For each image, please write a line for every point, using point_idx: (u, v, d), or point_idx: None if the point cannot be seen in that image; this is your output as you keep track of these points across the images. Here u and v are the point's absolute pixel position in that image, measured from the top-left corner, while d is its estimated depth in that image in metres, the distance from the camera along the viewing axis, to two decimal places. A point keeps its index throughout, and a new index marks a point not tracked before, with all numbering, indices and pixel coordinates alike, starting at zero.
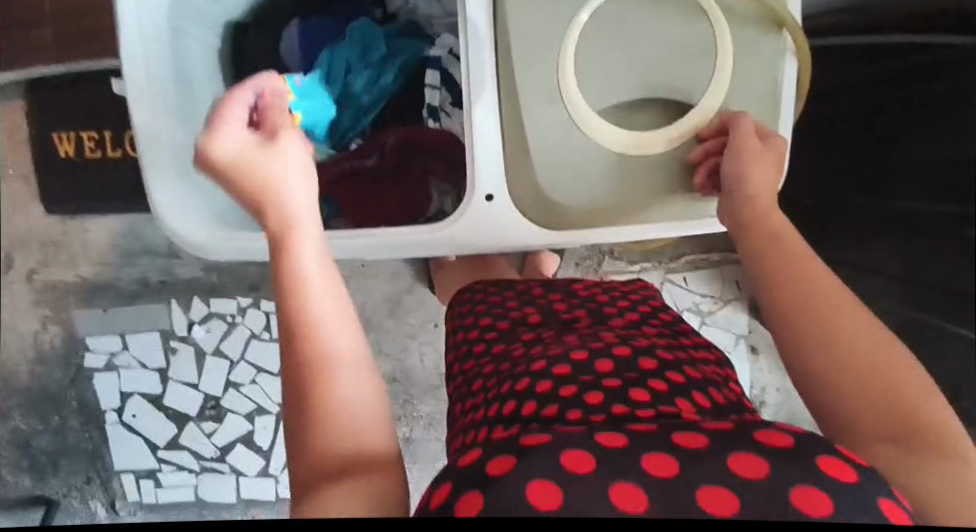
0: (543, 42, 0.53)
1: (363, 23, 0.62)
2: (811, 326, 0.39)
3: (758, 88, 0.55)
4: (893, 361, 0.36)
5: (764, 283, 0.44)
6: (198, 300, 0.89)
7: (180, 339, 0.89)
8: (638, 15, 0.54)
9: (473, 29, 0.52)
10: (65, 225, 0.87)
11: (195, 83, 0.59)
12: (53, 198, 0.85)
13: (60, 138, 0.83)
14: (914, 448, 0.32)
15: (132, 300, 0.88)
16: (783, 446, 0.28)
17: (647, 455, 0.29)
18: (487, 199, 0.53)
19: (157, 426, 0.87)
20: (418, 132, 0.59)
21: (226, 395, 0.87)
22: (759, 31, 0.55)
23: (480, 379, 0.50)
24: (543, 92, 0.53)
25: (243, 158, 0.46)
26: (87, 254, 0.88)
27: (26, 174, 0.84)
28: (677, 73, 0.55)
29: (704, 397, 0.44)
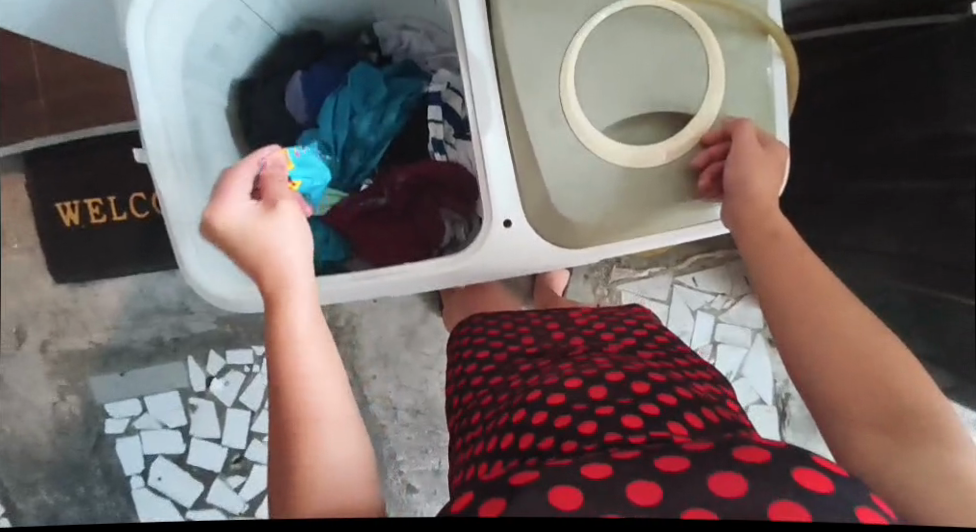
0: (541, 72, 0.53)
1: (361, 68, 0.61)
2: (818, 332, 0.37)
3: (754, 92, 0.54)
4: (894, 358, 0.36)
5: (764, 285, 0.42)
6: (215, 354, 0.87)
7: (198, 396, 0.87)
8: (624, 35, 0.54)
9: (475, 63, 0.49)
10: (76, 292, 0.87)
11: (211, 136, 0.57)
12: (61, 269, 0.85)
13: (64, 208, 0.82)
14: (911, 443, 0.32)
15: (148, 361, 0.87)
16: (760, 461, 0.28)
17: (631, 483, 0.28)
18: (505, 226, 0.51)
19: (182, 485, 0.85)
20: (427, 167, 0.58)
21: (250, 447, 0.86)
22: (745, 39, 0.54)
23: (478, 412, 0.53)
24: (547, 113, 0.53)
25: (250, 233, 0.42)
26: (99, 318, 0.87)
27: (33, 246, 0.86)
28: (672, 84, 0.54)
29: (696, 418, 0.44)
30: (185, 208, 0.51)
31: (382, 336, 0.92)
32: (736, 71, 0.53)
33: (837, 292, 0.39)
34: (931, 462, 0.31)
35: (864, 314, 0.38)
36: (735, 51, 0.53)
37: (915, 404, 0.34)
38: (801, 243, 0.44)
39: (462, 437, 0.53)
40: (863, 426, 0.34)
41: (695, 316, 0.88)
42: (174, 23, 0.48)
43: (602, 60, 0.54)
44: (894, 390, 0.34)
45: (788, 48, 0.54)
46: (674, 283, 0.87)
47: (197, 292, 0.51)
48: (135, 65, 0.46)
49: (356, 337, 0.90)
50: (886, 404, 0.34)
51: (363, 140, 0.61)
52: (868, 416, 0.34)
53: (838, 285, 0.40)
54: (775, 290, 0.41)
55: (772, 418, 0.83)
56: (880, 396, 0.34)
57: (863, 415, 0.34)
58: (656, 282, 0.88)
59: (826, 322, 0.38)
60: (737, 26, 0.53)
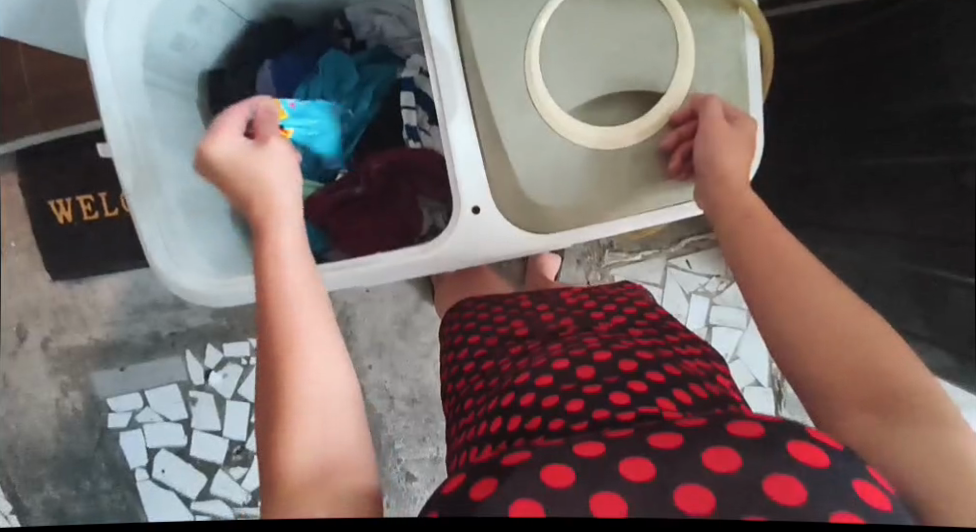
0: (505, 55, 0.52)
1: (332, 55, 0.61)
2: (801, 308, 0.36)
3: (724, 69, 0.52)
4: (877, 329, 0.34)
5: (736, 265, 0.42)
6: (212, 347, 0.88)
7: (198, 389, 0.88)
8: (591, 14, 0.52)
9: (440, 51, 0.49)
10: (74, 290, 0.88)
11: (183, 132, 0.58)
12: (58, 267, 0.85)
13: (58, 206, 0.82)
14: (903, 421, 0.30)
15: (147, 356, 0.88)
16: (752, 436, 0.27)
17: (624, 462, 0.28)
18: (474, 212, 0.50)
19: (188, 478, 0.87)
20: (402, 154, 0.58)
21: (251, 438, 0.87)
22: (715, 14, 0.52)
23: (470, 398, 0.53)
24: (514, 96, 0.52)
25: (241, 162, 0.43)
26: (97, 314, 0.88)
27: (29, 246, 0.86)
28: (640, 65, 0.53)
29: (685, 394, 0.43)
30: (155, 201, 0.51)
31: (377, 326, 0.92)
32: (706, 48, 0.52)
33: (815, 271, 0.38)
34: (933, 435, 0.29)
35: (847, 292, 0.37)
36: (705, 26, 0.52)
37: (902, 377, 0.32)
38: (772, 217, 0.44)
39: (456, 421, 0.53)
40: (858, 401, 0.32)
41: (689, 298, 0.87)
42: (133, 16, 0.48)
43: (569, 41, 0.53)
44: (878, 363, 0.33)
45: (762, 26, 0.52)
46: (668, 266, 0.86)
47: (167, 286, 0.51)
48: (95, 58, 0.46)
49: (350, 328, 0.91)
50: (871, 379, 0.32)
51: (336, 128, 0.60)
52: (858, 391, 0.32)
53: (813, 258, 0.39)
54: (748, 269, 0.40)
55: (769, 399, 0.84)
56: (868, 370, 0.32)
57: (845, 392, 0.32)
58: (650, 266, 0.87)
59: (804, 299, 0.36)
60: (708, 3, 0.52)
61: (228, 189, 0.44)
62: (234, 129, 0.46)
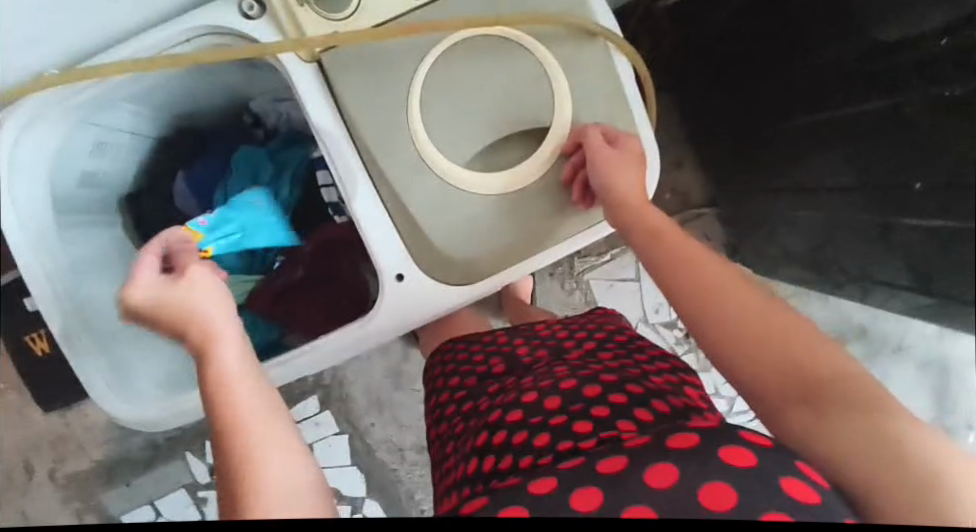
0: (387, 124, 0.52)
1: (243, 152, 0.62)
2: (710, 318, 0.37)
3: (600, 92, 0.54)
4: (784, 321, 0.35)
5: (657, 277, 0.43)
6: (211, 443, 0.88)
7: (206, 487, 0.88)
8: (459, 67, 0.53)
9: (325, 133, 0.51)
10: (66, 416, 0.88)
11: (110, 262, 0.60)
12: (44, 397, 0.84)
13: (32, 338, 0.82)
14: (828, 408, 0.30)
15: (149, 467, 0.88)
16: (687, 447, 0.28)
17: (575, 494, 0.27)
18: (397, 278, 0.52)
19: None
20: (328, 232, 0.59)
21: None
22: (575, 45, 0.53)
23: (450, 450, 0.51)
24: (406, 162, 0.53)
25: (162, 299, 0.44)
26: (93, 437, 0.89)
27: (16, 383, 0.87)
28: (521, 107, 0.54)
29: (646, 410, 0.40)
30: (84, 338, 0.54)
31: (370, 382, 0.91)
32: (577, 78, 0.53)
33: (719, 277, 0.39)
34: (867, 421, 0.29)
35: (750, 289, 0.38)
36: (569, 57, 0.53)
37: (829, 366, 0.32)
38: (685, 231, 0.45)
39: (442, 475, 0.51)
40: (791, 399, 0.32)
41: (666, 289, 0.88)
42: (31, 167, 0.50)
43: (444, 98, 0.53)
44: (796, 361, 0.33)
45: (625, 47, 0.53)
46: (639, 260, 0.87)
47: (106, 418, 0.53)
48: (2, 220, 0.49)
49: (345, 391, 0.91)
50: (793, 373, 0.32)
51: None
52: (788, 392, 0.32)
53: (714, 261, 0.41)
54: (666, 281, 0.41)
55: None
56: (787, 367, 0.33)
57: (779, 391, 0.32)
58: (621, 263, 0.87)
59: (714, 306, 0.37)
60: (564, 35, 0.53)
61: (153, 323, 0.45)
62: (151, 267, 0.46)
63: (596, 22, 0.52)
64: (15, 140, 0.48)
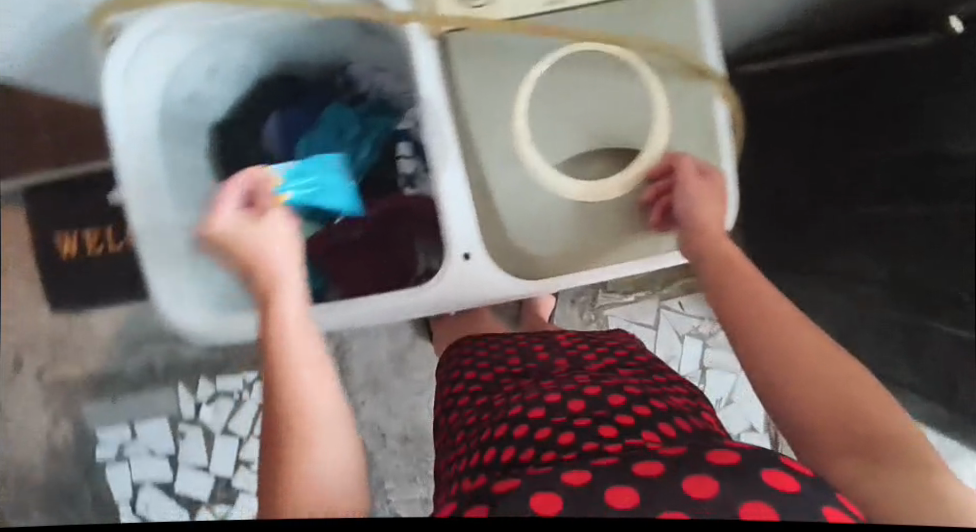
0: (501, 107, 0.61)
1: (332, 109, 0.68)
2: (776, 357, 0.45)
3: (692, 131, 0.61)
4: (835, 372, 0.43)
5: (732, 313, 0.51)
6: (205, 380, 0.90)
7: (188, 423, 0.90)
8: (577, 84, 0.63)
9: (432, 107, 0.57)
10: (72, 321, 0.89)
11: (194, 182, 0.64)
12: (56, 296, 0.87)
13: (62, 238, 0.84)
14: (883, 456, 0.37)
15: (139, 388, 0.91)
16: (727, 463, 0.34)
17: (609, 489, 0.34)
18: (464, 257, 0.55)
19: (166, 515, 0.83)
20: (399, 201, 0.63)
21: (238, 474, 0.86)
22: (682, 82, 0.61)
23: (461, 433, 0.53)
24: (503, 149, 0.61)
25: (240, 237, 0.54)
26: (94, 346, 0.90)
27: (30, 275, 0.88)
28: (616, 128, 0.64)
29: (669, 426, 0.44)
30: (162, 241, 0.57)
31: (371, 362, 0.91)
32: (677, 110, 0.61)
33: (791, 330, 0.46)
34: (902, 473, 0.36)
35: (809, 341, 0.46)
36: (676, 93, 0.61)
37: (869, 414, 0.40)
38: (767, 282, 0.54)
39: (448, 457, 0.53)
40: (833, 442, 0.38)
41: (683, 341, 0.88)
42: (145, 78, 0.57)
43: (558, 106, 0.63)
44: (860, 410, 0.40)
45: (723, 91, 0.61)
46: (660, 308, 0.89)
47: (168, 319, 0.55)
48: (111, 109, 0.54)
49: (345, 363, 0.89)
50: (834, 412, 0.40)
51: None
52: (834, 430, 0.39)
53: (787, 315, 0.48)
54: (735, 314, 0.50)
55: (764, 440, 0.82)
56: (837, 412, 0.40)
57: (831, 435, 0.39)
58: (643, 306, 0.89)
59: (787, 353, 0.44)
60: (676, 73, 0.61)
61: (225, 253, 0.55)
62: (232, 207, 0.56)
63: (705, 65, 0.60)
64: (128, 64, 0.54)
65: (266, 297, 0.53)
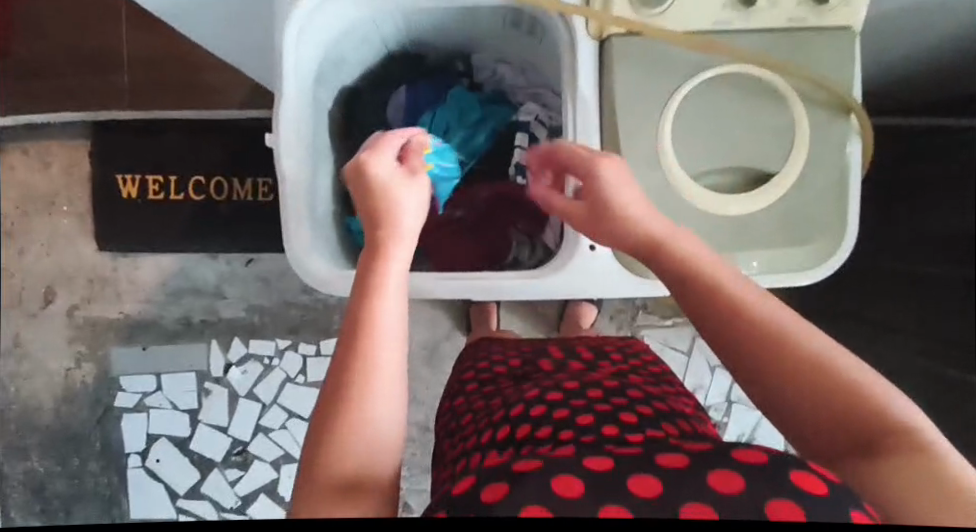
0: (637, 112, 0.54)
1: (458, 90, 0.68)
2: (748, 366, 0.34)
3: (830, 163, 0.53)
4: (818, 357, 0.32)
5: (682, 298, 0.39)
6: (238, 341, 0.91)
7: (214, 381, 0.90)
8: (713, 92, 0.54)
9: (579, 100, 0.54)
10: (117, 262, 0.89)
11: (321, 140, 0.61)
12: (107, 234, 0.88)
13: (125, 180, 0.86)
14: (877, 459, 0.28)
15: (173, 339, 0.90)
16: (755, 461, 0.29)
17: (630, 477, 0.29)
18: (590, 249, 0.55)
19: (180, 473, 0.89)
20: (506, 188, 0.67)
21: (254, 440, 0.90)
22: (829, 114, 0.53)
23: (466, 414, 0.58)
24: (641, 154, 0.54)
25: (389, 185, 0.45)
26: (134, 290, 0.90)
27: (80, 211, 0.88)
28: (754, 149, 0.54)
29: (672, 426, 0.51)
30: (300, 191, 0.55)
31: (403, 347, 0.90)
32: (819, 139, 0.53)
33: (751, 307, 0.35)
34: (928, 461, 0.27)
35: (771, 321, 0.34)
36: (818, 123, 0.53)
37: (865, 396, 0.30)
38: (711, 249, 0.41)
39: (451, 435, 0.57)
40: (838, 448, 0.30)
41: (712, 374, 0.90)
42: (317, 31, 0.54)
43: (694, 113, 0.54)
44: (839, 406, 0.30)
45: (868, 130, 0.54)
46: (696, 337, 0.90)
47: (294, 264, 0.52)
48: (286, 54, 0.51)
49: None
50: (836, 415, 0.30)
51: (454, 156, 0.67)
52: (827, 444, 0.31)
53: (731, 292, 0.37)
54: (692, 295, 0.38)
55: None
56: (831, 421, 0.30)
57: (827, 441, 0.31)
58: (679, 333, 0.90)
59: (747, 359, 0.34)
60: (822, 100, 0.53)
61: (364, 200, 0.45)
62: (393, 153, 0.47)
63: (853, 99, 0.53)
64: (312, 11, 0.52)
65: (375, 253, 0.41)
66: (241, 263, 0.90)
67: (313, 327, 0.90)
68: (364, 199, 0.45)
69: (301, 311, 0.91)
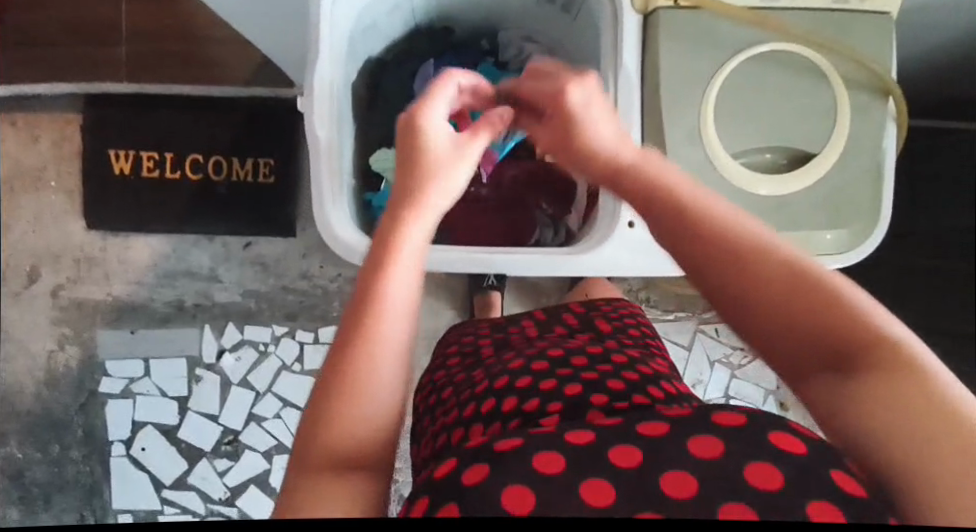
0: (689, 86, 0.62)
1: (487, 66, 0.73)
2: (740, 301, 0.33)
3: (868, 152, 0.63)
4: (806, 279, 0.31)
5: (660, 230, 0.38)
6: (232, 326, 0.87)
7: (206, 368, 0.86)
8: (763, 71, 0.63)
9: (628, 73, 0.62)
10: (105, 242, 0.86)
11: (346, 108, 0.65)
12: (97, 213, 0.85)
13: (118, 155, 0.84)
14: (867, 382, 0.28)
15: (163, 324, 0.86)
16: (800, 450, 0.29)
17: (613, 448, 0.31)
18: (629, 226, 0.61)
19: (168, 463, 0.80)
20: (536, 168, 0.71)
21: (247, 429, 0.81)
22: (870, 96, 0.62)
23: (448, 387, 0.58)
24: (687, 128, 0.62)
25: (421, 134, 0.45)
26: (124, 271, 0.87)
27: (69, 188, 0.85)
28: (795, 130, 0.63)
29: (658, 390, 0.51)
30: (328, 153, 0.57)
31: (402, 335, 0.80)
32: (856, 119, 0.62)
33: (735, 232, 0.34)
34: (906, 384, 0.27)
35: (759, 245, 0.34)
36: (859, 106, 0.62)
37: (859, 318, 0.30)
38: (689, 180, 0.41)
39: (431, 409, 0.57)
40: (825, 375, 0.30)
41: (713, 368, 0.86)
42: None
43: (740, 95, 0.63)
44: (845, 331, 0.29)
45: (902, 112, 0.63)
46: (697, 330, 0.88)
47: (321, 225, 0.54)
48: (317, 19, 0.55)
49: None
50: (828, 338, 0.30)
51: None
52: (812, 356, 0.30)
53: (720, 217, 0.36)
54: (669, 219, 0.37)
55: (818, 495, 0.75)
56: (816, 348, 0.30)
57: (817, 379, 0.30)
58: (680, 326, 0.88)
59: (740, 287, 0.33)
60: (867, 85, 0.62)
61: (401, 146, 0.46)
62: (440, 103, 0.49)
63: (893, 84, 0.62)
64: None
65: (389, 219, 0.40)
66: (237, 245, 0.88)
67: (311, 313, 0.88)
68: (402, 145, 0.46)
69: (299, 297, 0.88)
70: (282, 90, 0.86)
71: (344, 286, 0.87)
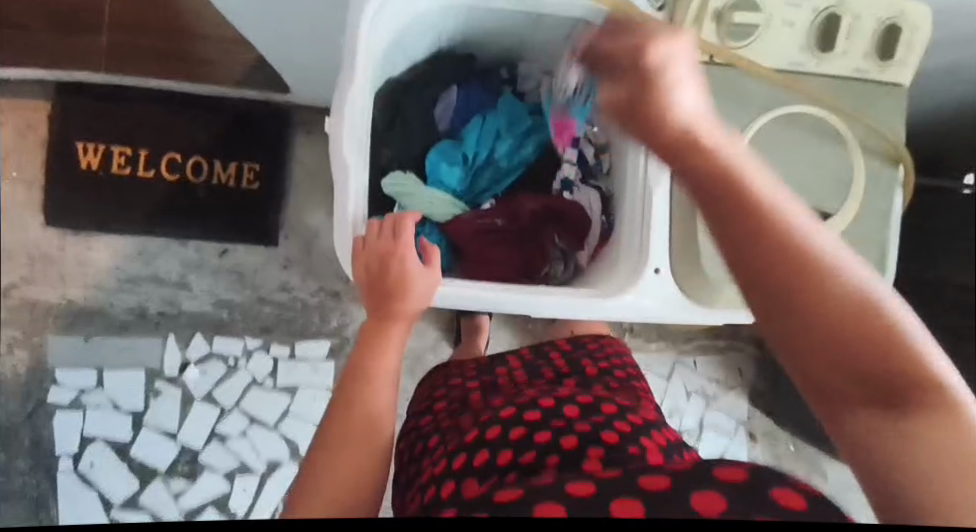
0: (723, 142, 0.71)
1: (508, 98, 0.87)
2: (785, 303, 0.36)
3: (875, 221, 0.71)
4: (865, 307, 0.35)
5: (725, 231, 0.40)
6: (200, 337, 0.81)
7: (167, 381, 0.77)
8: (790, 131, 0.71)
9: None
10: (64, 241, 0.79)
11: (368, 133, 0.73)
12: (60, 213, 0.78)
13: (85, 148, 0.80)
14: (891, 406, 0.34)
15: (121, 331, 0.80)
16: (740, 480, 0.37)
17: (612, 502, 0.39)
18: (654, 271, 0.70)
19: (116, 480, 0.68)
20: (555, 200, 0.83)
21: (208, 449, 0.71)
22: (883, 163, 0.72)
23: (434, 435, 0.57)
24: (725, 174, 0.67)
25: (405, 278, 0.65)
26: (83, 273, 0.80)
27: (30, 180, 0.78)
28: (818, 192, 0.71)
29: (650, 441, 0.52)
30: (344, 177, 0.66)
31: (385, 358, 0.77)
32: (872, 184, 0.72)
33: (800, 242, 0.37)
34: (938, 422, 0.34)
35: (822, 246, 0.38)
36: (874, 171, 0.72)
37: (890, 338, 0.35)
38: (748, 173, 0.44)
39: (418, 458, 0.55)
40: (849, 389, 0.35)
41: (689, 398, 0.79)
42: (373, 43, 0.67)
43: (762, 152, 0.71)
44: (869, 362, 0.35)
45: (907, 180, 0.73)
46: (677, 360, 0.82)
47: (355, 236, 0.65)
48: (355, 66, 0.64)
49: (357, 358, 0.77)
50: (863, 358, 0.35)
51: (497, 161, 0.85)
52: (842, 392, 0.36)
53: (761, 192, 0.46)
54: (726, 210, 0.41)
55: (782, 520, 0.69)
56: (845, 362, 0.35)
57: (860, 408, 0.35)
58: (661, 357, 0.82)
59: (791, 297, 0.36)
60: (877, 155, 0.72)
61: (371, 281, 0.65)
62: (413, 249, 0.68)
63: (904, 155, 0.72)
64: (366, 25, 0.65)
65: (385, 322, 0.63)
66: (213, 253, 0.84)
67: (288, 328, 0.84)
68: (373, 284, 0.65)
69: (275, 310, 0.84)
70: (274, 95, 0.84)
71: (326, 300, 0.84)
